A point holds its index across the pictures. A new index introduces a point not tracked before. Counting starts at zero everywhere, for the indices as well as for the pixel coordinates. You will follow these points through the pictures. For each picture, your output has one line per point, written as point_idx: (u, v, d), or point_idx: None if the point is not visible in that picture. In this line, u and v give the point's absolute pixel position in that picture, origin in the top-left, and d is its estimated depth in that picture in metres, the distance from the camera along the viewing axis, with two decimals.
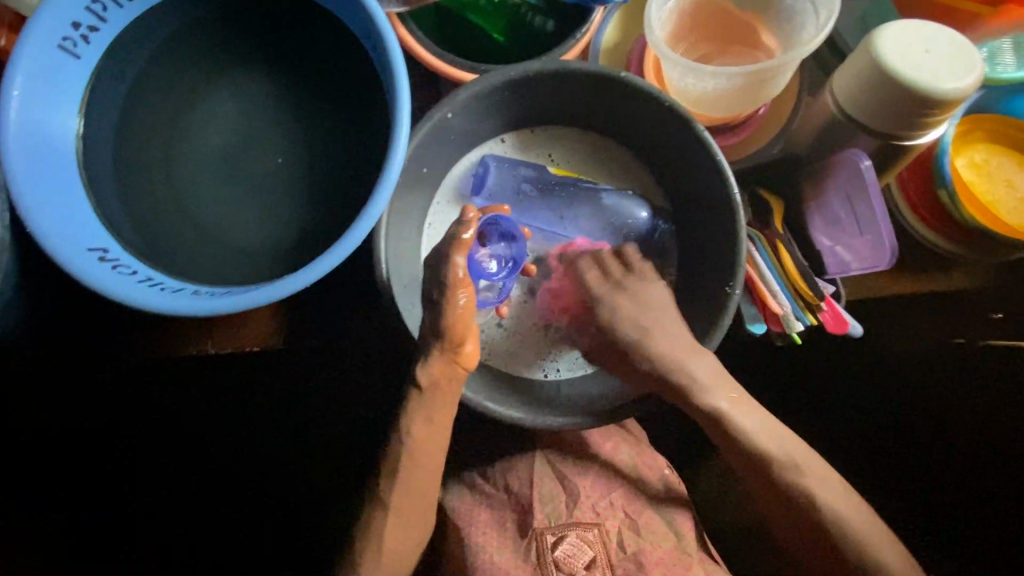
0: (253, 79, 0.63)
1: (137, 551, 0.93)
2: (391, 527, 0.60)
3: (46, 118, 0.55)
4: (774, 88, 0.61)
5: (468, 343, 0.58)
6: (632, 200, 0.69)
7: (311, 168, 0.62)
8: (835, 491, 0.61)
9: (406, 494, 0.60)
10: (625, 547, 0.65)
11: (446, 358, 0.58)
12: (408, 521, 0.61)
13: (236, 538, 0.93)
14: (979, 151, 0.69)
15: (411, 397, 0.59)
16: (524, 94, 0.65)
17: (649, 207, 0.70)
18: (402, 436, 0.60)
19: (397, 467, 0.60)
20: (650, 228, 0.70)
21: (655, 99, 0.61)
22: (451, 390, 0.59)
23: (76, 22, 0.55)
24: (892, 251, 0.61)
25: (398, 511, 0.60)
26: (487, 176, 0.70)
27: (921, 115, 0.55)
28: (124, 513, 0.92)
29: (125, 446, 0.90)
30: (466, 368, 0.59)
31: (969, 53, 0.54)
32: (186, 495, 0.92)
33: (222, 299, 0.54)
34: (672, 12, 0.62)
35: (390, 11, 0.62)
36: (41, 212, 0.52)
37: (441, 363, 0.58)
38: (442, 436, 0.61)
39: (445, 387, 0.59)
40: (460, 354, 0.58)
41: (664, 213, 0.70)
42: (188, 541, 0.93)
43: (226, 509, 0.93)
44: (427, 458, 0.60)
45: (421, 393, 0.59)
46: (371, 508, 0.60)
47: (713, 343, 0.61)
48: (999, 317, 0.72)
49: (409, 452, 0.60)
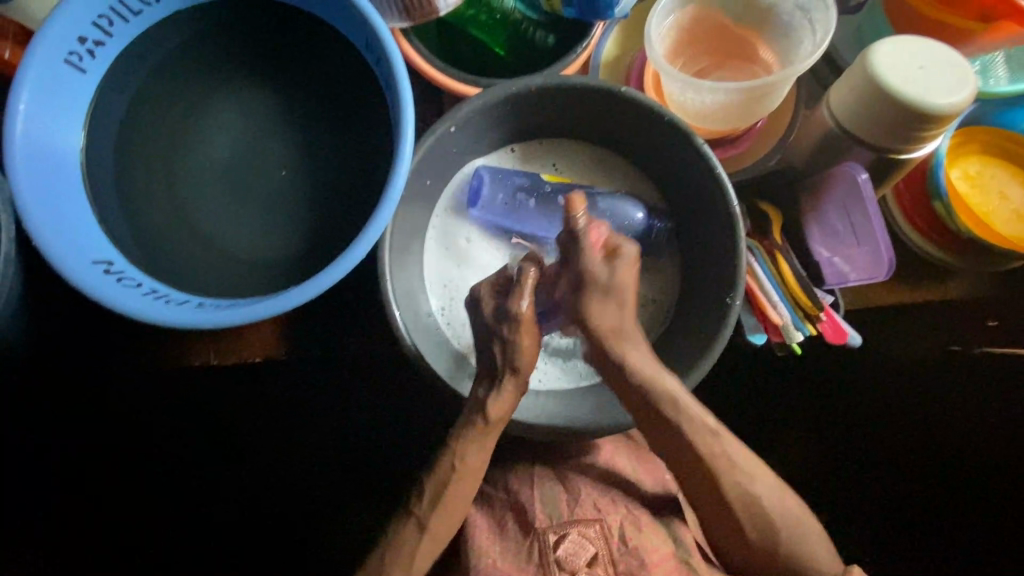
0: (256, 93, 0.63)
1: (123, 550, 0.91)
2: (422, 549, 0.60)
3: (52, 133, 0.56)
4: (771, 102, 0.62)
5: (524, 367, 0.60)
6: (627, 201, 0.69)
7: (313, 180, 0.62)
8: (814, 546, 0.60)
9: (467, 488, 0.61)
10: (627, 541, 0.64)
11: (507, 395, 0.60)
12: (442, 538, 0.61)
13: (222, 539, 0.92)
14: (973, 162, 0.70)
15: (470, 428, 0.60)
16: (526, 108, 0.66)
17: (645, 207, 0.70)
18: (454, 465, 0.61)
19: (438, 493, 0.61)
20: (647, 228, 0.69)
21: (654, 113, 0.62)
22: (503, 425, 0.61)
23: (82, 37, 0.56)
24: (890, 264, 0.62)
25: (453, 501, 0.61)
26: (481, 189, 0.70)
27: (917, 130, 0.56)
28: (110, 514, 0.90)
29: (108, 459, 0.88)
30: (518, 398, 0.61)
31: (963, 68, 0.55)
32: (168, 497, 0.91)
33: (228, 310, 0.55)
34: (671, 27, 0.64)
35: (393, 25, 0.63)
36: (46, 227, 0.53)
37: (494, 396, 0.60)
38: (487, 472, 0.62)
39: (499, 426, 0.60)
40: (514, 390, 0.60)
41: (659, 212, 0.70)
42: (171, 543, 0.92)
43: (210, 514, 0.92)
44: (473, 484, 0.61)
45: (483, 425, 0.60)
46: (405, 528, 0.61)
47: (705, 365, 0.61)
48: (993, 325, 0.72)
49: (458, 476, 0.61)
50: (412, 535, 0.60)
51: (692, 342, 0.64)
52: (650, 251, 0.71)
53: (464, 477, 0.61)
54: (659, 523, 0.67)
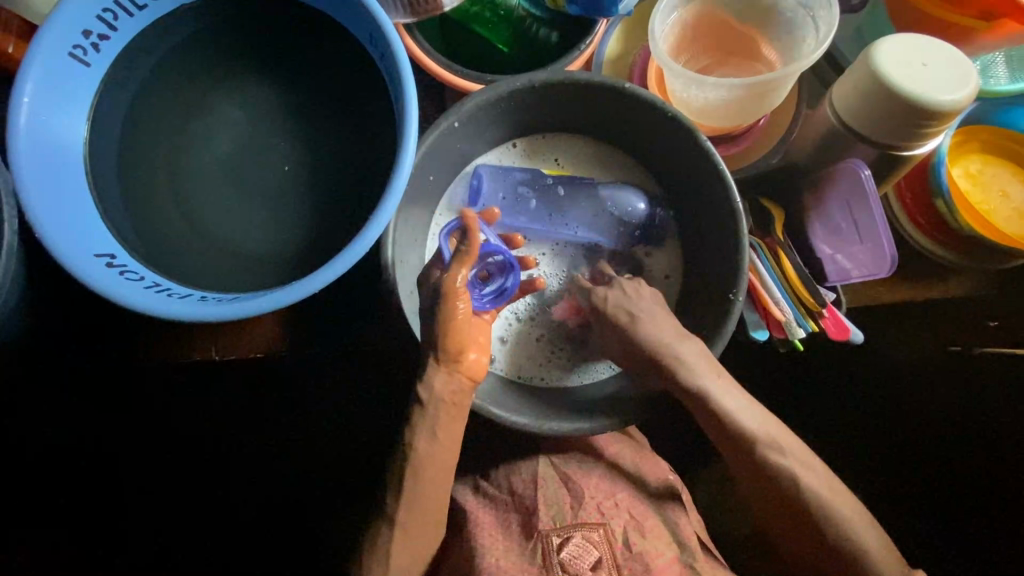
0: (260, 87, 0.63)
1: (128, 545, 0.92)
2: (395, 547, 0.61)
3: (56, 126, 0.56)
4: (774, 99, 0.62)
5: (468, 351, 0.59)
6: (627, 190, 0.70)
7: (317, 175, 0.62)
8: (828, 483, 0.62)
9: (432, 486, 0.62)
10: (631, 546, 0.65)
11: (444, 371, 0.59)
12: (414, 538, 0.62)
13: (226, 534, 0.93)
14: (974, 161, 0.70)
15: (415, 412, 0.60)
16: (529, 104, 0.66)
17: (646, 197, 0.70)
18: (407, 452, 0.61)
19: (400, 487, 0.61)
20: (650, 218, 0.70)
21: (657, 109, 0.62)
22: (454, 403, 0.60)
23: (87, 30, 0.56)
24: (892, 259, 0.62)
25: (420, 503, 0.61)
26: (482, 188, 0.71)
27: (919, 127, 0.57)
28: (115, 510, 0.91)
29: (112, 458, 0.89)
30: (471, 377, 0.60)
31: (965, 65, 0.55)
32: (171, 494, 0.92)
33: (230, 303, 0.55)
34: (675, 24, 0.64)
35: (398, 21, 0.63)
36: (50, 220, 0.53)
37: (443, 377, 0.59)
38: (448, 457, 0.62)
39: (454, 401, 0.60)
40: (462, 363, 0.59)
41: (661, 201, 0.71)
42: (177, 539, 0.93)
43: (212, 511, 0.93)
44: (437, 473, 0.61)
45: (423, 408, 0.60)
46: (378, 528, 0.62)
47: (690, 349, 0.62)
48: (994, 325, 0.72)
49: (414, 466, 0.60)
50: (385, 531, 0.61)
51: (694, 341, 0.64)
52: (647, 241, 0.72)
53: (424, 475, 0.61)
54: (655, 510, 0.68)
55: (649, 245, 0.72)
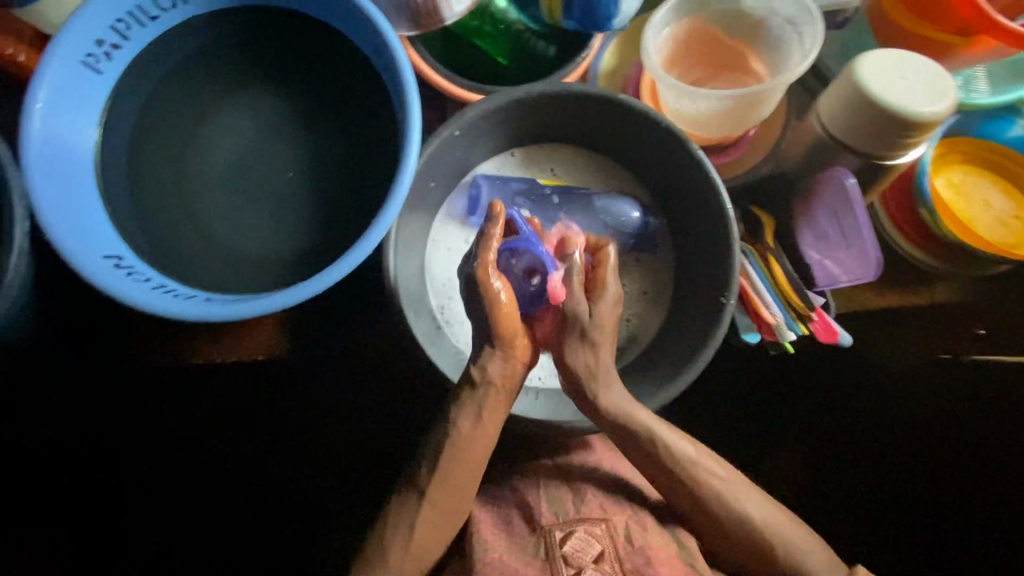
0: (265, 96, 0.65)
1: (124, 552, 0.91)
2: (420, 523, 0.61)
3: (67, 131, 0.57)
4: (763, 110, 0.65)
5: (520, 342, 0.61)
6: (622, 201, 0.72)
7: (320, 181, 0.64)
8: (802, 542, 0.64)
9: (464, 463, 0.62)
10: (632, 541, 0.64)
11: (500, 357, 0.61)
12: (441, 518, 0.62)
13: (224, 540, 0.92)
14: (956, 171, 0.73)
15: (463, 394, 0.62)
16: (527, 114, 0.68)
17: (639, 206, 0.72)
18: (449, 431, 0.62)
19: (435, 464, 0.62)
20: (643, 227, 0.72)
21: (651, 119, 0.65)
22: (501, 391, 0.62)
23: (100, 39, 0.58)
24: (877, 263, 0.65)
25: (449, 480, 0.61)
26: (480, 196, 0.73)
27: (901, 137, 0.59)
28: (112, 515, 0.90)
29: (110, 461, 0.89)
30: (520, 368, 0.62)
31: (943, 79, 0.58)
32: (169, 499, 0.91)
33: (234, 304, 0.56)
34: (667, 39, 0.67)
35: (401, 33, 0.65)
36: (60, 220, 0.55)
37: (499, 362, 0.61)
38: (488, 443, 0.62)
39: (503, 386, 0.62)
40: (516, 351, 0.62)
41: (652, 209, 0.73)
42: (173, 545, 0.92)
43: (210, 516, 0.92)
44: (474, 458, 0.62)
45: (472, 390, 0.61)
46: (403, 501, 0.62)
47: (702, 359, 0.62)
48: (984, 333, 0.75)
49: (454, 443, 0.61)
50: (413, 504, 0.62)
51: (688, 342, 0.65)
52: (640, 247, 0.73)
53: (462, 454, 0.61)
54: (664, 527, 0.67)
55: (642, 250, 0.73)
